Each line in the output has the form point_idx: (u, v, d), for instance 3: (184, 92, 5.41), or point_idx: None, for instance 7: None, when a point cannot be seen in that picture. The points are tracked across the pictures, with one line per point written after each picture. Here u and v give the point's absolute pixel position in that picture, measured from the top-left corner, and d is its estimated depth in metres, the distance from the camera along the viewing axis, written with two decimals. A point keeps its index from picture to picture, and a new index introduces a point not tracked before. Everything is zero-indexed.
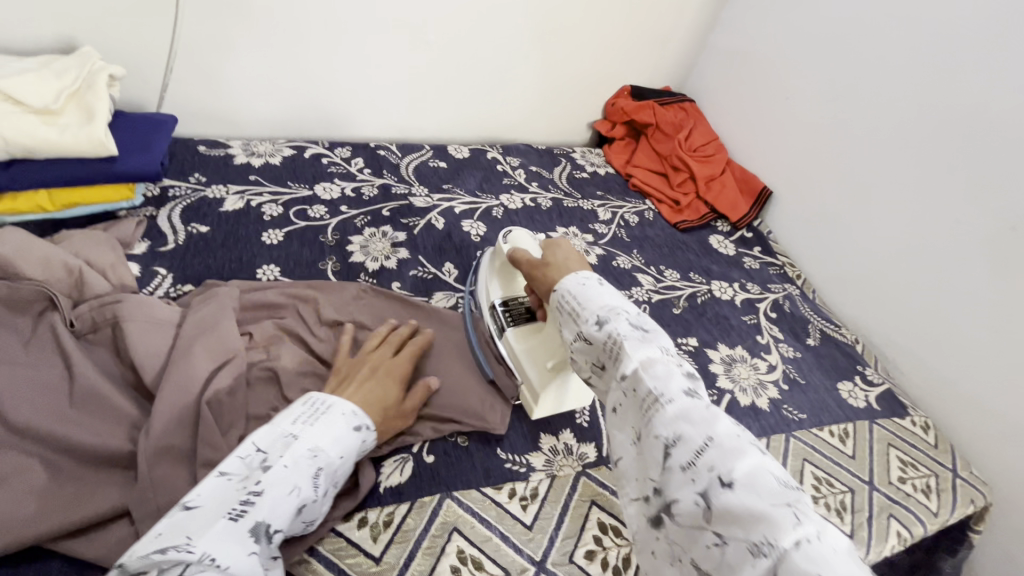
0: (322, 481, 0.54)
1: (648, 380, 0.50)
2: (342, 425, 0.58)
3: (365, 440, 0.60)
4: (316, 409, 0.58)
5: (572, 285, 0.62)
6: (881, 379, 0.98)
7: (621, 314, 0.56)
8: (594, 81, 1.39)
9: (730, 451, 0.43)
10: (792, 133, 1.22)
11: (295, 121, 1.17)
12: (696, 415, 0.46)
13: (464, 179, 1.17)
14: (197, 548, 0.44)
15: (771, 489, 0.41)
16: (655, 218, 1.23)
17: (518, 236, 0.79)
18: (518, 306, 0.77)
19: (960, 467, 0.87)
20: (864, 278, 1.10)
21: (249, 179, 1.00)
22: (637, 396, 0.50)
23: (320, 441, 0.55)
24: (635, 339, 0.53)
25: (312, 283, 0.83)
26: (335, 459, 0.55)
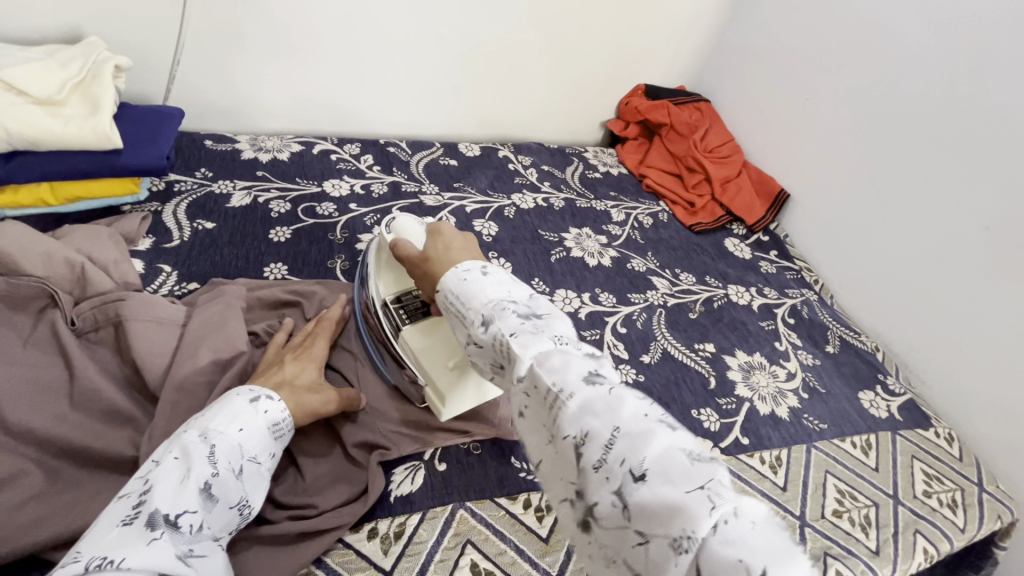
0: (224, 457, 0.48)
1: (546, 375, 0.42)
2: (233, 402, 0.53)
3: (270, 410, 0.54)
4: (211, 403, 0.54)
5: (452, 281, 0.50)
6: (903, 389, 0.95)
7: (507, 305, 0.47)
8: (607, 79, 1.36)
9: (639, 438, 0.37)
10: (810, 135, 1.19)
11: (304, 117, 1.14)
12: (600, 406, 0.40)
13: (475, 177, 1.15)
14: (82, 559, 0.39)
15: (682, 470, 0.35)
16: (669, 220, 1.20)
17: (404, 223, 0.65)
18: (412, 300, 0.66)
19: (985, 481, 0.84)
20: (883, 284, 1.07)
21: (256, 175, 0.98)
22: (543, 397, 0.42)
23: (210, 423, 0.50)
24: (527, 331, 0.45)
25: (318, 281, 0.80)
26: (234, 434, 0.51)
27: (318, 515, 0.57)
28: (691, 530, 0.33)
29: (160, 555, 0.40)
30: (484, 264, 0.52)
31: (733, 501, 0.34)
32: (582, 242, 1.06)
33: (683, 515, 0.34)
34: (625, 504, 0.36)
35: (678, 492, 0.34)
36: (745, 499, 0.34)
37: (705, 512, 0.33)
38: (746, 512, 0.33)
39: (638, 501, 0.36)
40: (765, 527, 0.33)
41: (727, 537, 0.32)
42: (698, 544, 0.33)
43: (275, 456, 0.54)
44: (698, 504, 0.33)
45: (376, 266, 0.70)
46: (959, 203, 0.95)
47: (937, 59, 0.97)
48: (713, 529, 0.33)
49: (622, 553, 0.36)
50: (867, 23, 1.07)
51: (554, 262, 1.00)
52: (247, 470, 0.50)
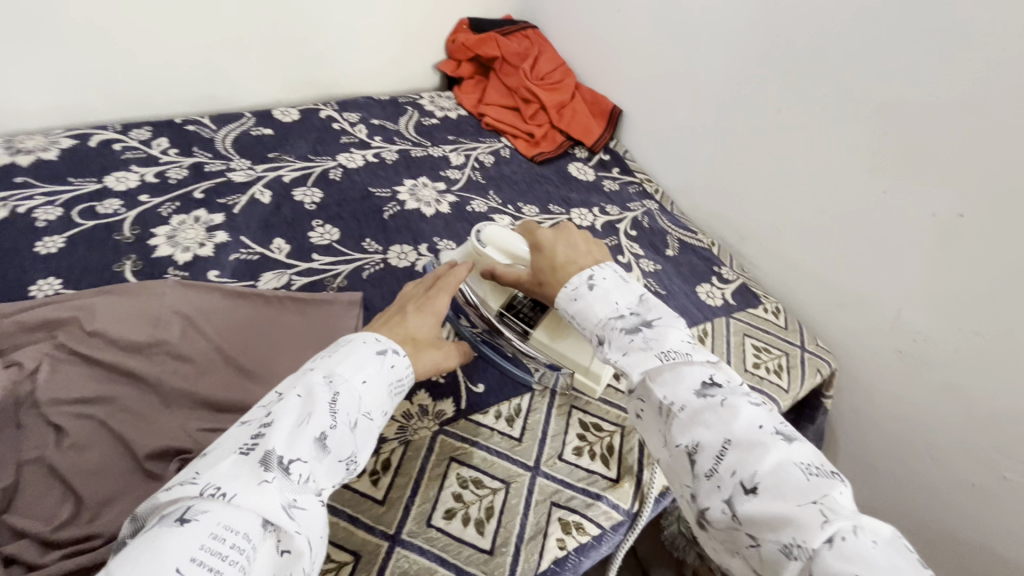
0: (344, 408, 0.47)
1: (658, 390, 0.51)
2: (362, 350, 0.52)
3: (393, 366, 0.53)
4: (337, 344, 0.54)
5: (566, 301, 0.61)
6: (736, 276, 1.01)
7: (619, 324, 0.57)
8: (427, 16, 1.28)
9: (751, 453, 0.45)
10: (632, 47, 1.19)
11: (73, 106, 0.98)
12: (711, 421, 0.48)
13: (294, 144, 1.06)
14: (202, 481, 0.40)
15: (798, 483, 0.43)
16: (511, 155, 1.18)
17: (493, 234, 0.73)
18: (523, 305, 0.73)
19: (807, 342, 0.93)
20: (714, 181, 1.11)
21: (13, 183, 0.84)
22: (655, 406, 0.52)
23: (336, 368, 0.50)
24: (637, 348, 0.54)
25: (103, 289, 0.71)
26: (356, 385, 0.49)
27: (100, 546, 0.51)
28: (802, 540, 0.40)
29: (267, 500, 0.39)
30: (589, 276, 0.61)
31: (851, 520, 0.40)
32: (417, 193, 1.02)
33: (794, 526, 0.41)
34: (734, 514, 0.44)
35: (792, 507, 0.42)
36: (865, 521, 0.40)
37: (820, 527, 0.39)
38: (866, 530, 0.40)
39: (749, 510, 0.43)
40: (887, 543, 0.39)
41: (847, 552, 0.38)
42: (809, 553, 0.39)
43: (388, 415, 0.52)
44: (813, 521, 0.40)
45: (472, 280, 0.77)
46: (757, 89, 0.98)
47: None
48: (830, 542, 0.39)
49: (738, 548, 0.44)
50: None
51: (387, 219, 0.95)
52: (360, 425, 0.48)
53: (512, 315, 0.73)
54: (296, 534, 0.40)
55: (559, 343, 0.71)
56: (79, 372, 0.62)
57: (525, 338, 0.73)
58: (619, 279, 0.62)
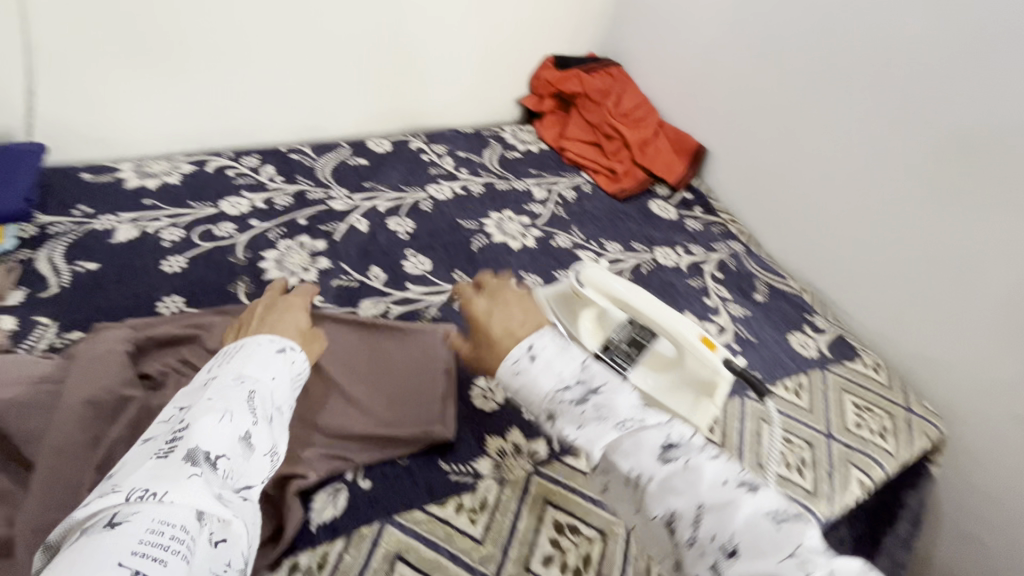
0: (259, 403, 0.50)
1: (622, 460, 0.45)
2: (260, 352, 0.56)
3: (292, 364, 0.58)
4: (229, 353, 0.56)
5: (507, 377, 0.51)
6: (830, 326, 0.97)
7: (568, 397, 0.48)
8: (514, 54, 1.32)
9: (722, 512, 0.40)
10: (722, 88, 1.19)
11: (192, 134, 1.06)
12: (679, 483, 0.42)
13: (387, 174, 1.10)
14: (123, 488, 0.38)
15: (769, 533, 0.38)
16: (592, 191, 1.19)
17: (592, 274, 0.72)
18: (619, 346, 0.74)
19: (911, 402, 0.87)
20: (806, 227, 1.09)
21: (142, 204, 0.91)
22: (620, 477, 0.45)
23: (244, 369, 0.52)
24: (593, 419, 0.47)
25: (221, 310, 0.76)
26: (266, 381, 0.53)
27: None
28: None
29: (196, 492, 0.39)
30: (529, 350, 0.51)
31: (827, 565, 0.36)
32: (503, 226, 1.03)
33: None
34: None
35: (773, 563, 0.36)
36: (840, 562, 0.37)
37: None
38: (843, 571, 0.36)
39: None
40: None
41: None
42: None
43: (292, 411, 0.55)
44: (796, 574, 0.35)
45: (563, 320, 0.76)
46: (862, 137, 0.97)
47: None
48: None
49: None
50: None
51: (475, 252, 0.97)
52: (274, 420, 0.51)
53: (608, 356, 0.73)
54: None
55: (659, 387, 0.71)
56: None
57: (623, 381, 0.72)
58: (559, 346, 0.52)
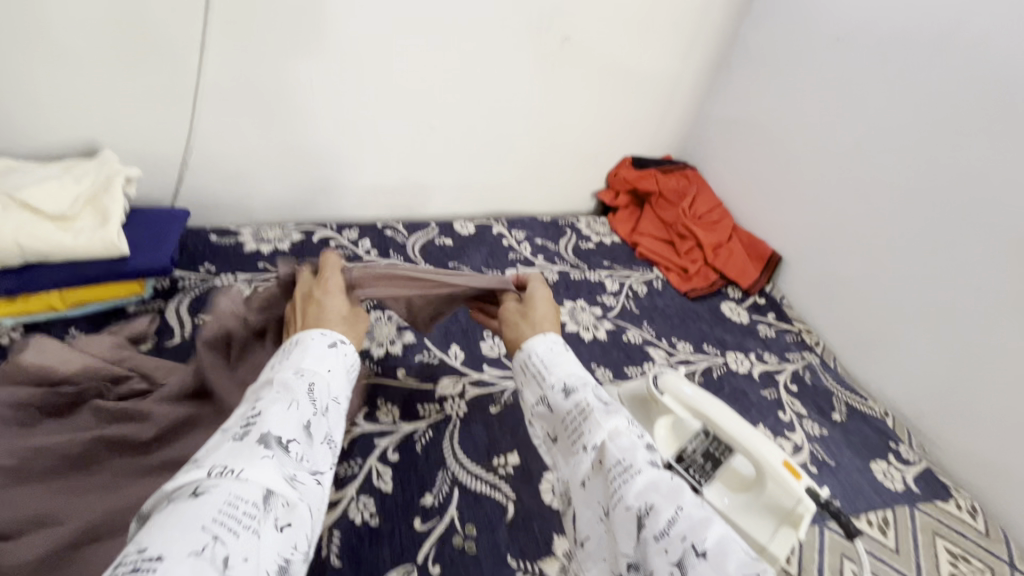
0: (318, 395, 0.48)
1: (616, 453, 0.48)
2: (315, 343, 0.53)
3: (347, 355, 0.56)
4: (287, 347, 0.53)
5: (541, 347, 0.61)
6: (917, 457, 0.92)
7: (589, 385, 0.56)
8: (595, 153, 1.41)
9: (699, 521, 0.42)
10: (801, 200, 1.22)
11: (304, 205, 1.19)
12: (665, 487, 0.45)
13: (469, 255, 1.18)
14: (206, 466, 0.37)
15: (741, 552, 0.40)
16: (663, 287, 1.22)
17: (672, 381, 0.74)
18: (693, 457, 0.72)
19: (1016, 558, 0.80)
20: (889, 346, 1.06)
21: (257, 267, 1.02)
22: (605, 469, 0.49)
23: (304, 363, 0.51)
24: (601, 410, 0.53)
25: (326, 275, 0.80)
26: (323, 375, 0.51)
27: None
28: None
29: (271, 472, 0.38)
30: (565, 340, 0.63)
31: None
32: (576, 316, 1.07)
33: None
34: None
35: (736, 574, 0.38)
36: None
37: None
38: None
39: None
40: None
41: None
42: None
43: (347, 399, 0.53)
44: None
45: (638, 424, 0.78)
46: (952, 264, 0.96)
47: (909, 126, 1.01)
48: None
49: None
50: (839, 95, 1.13)
51: None
52: (331, 411, 0.50)
53: (681, 466, 0.71)
54: (299, 503, 0.39)
55: (737, 507, 0.68)
56: None
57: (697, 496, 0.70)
58: None
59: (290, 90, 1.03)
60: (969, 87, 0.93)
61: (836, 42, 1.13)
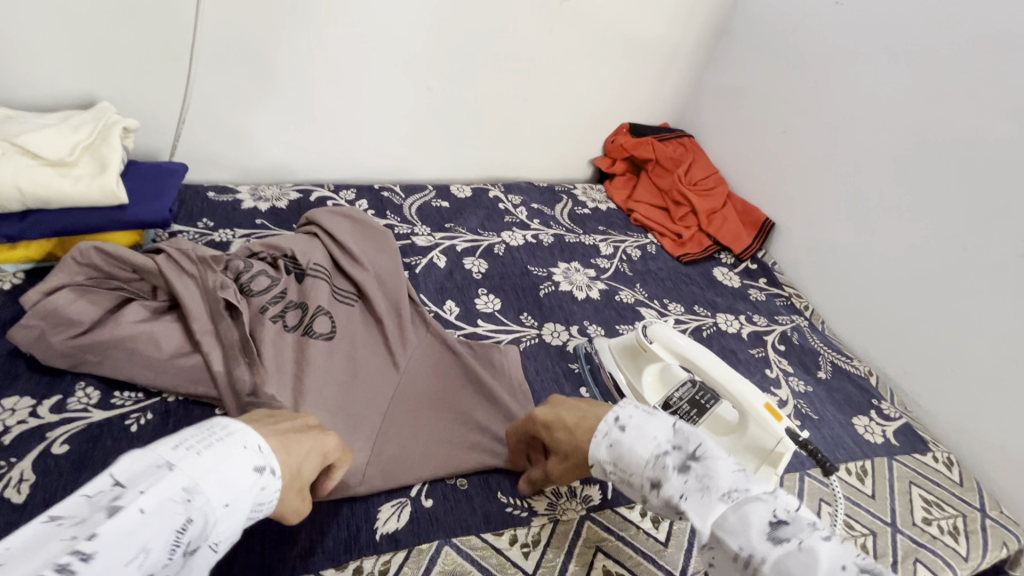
0: (188, 539, 0.39)
1: (731, 540, 0.46)
2: (239, 456, 0.45)
3: (264, 487, 0.47)
4: (210, 435, 0.45)
5: (602, 449, 0.58)
6: (899, 414, 0.95)
7: (667, 465, 0.53)
8: (593, 120, 1.41)
9: None
10: (795, 167, 1.22)
11: (302, 166, 1.20)
12: (797, 568, 0.42)
13: (466, 217, 1.19)
14: None
15: None
16: (657, 252, 1.23)
17: (660, 330, 0.75)
18: (680, 405, 0.75)
19: (988, 506, 0.83)
20: (875, 309, 1.08)
21: (255, 224, 1.03)
22: (731, 556, 0.46)
23: (203, 480, 0.42)
24: (694, 491, 0.50)
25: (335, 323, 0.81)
26: (215, 512, 0.42)
27: None
28: None
29: None
30: (617, 415, 0.59)
31: None
32: (570, 277, 1.09)
33: None
34: None
35: None
36: None
37: None
38: None
39: None
40: None
41: None
42: None
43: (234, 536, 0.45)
44: None
45: (629, 373, 0.80)
46: (938, 228, 0.97)
47: (904, 92, 1.01)
48: None
49: None
50: (836, 60, 1.12)
51: (543, 297, 1.02)
52: (197, 555, 0.41)
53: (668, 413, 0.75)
54: None
55: (721, 451, 0.71)
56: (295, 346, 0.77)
57: None
58: (646, 410, 0.59)
59: (286, 47, 1.03)
60: (964, 49, 0.93)
61: (835, 6, 1.12)
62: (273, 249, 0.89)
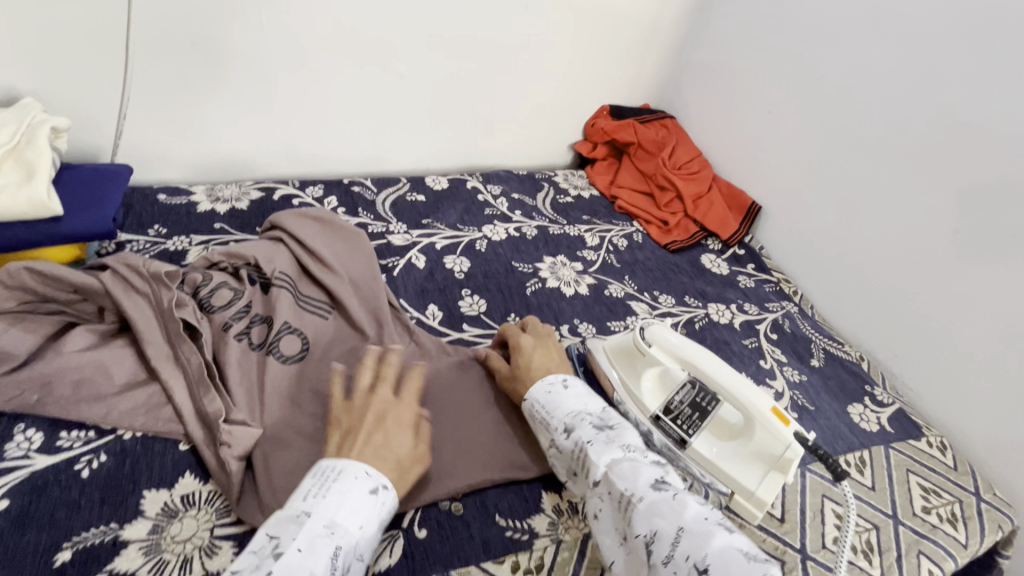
0: (341, 559, 0.48)
1: (619, 482, 0.55)
2: (356, 487, 0.52)
3: (385, 501, 0.54)
4: (326, 479, 0.53)
5: (540, 392, 0.66)
6: (891, 399, 0.94)
7: (586, 418, 0.63)
8: (572, 103, 1.35)
9: (699, 539, 0.48)
10: (780, 147, 1.19)
11: (263, 162, 1.10)
12: (665, 509, 0.51)
13: (444, 212, 1.12)
14: None
15: (736, 563, 0.46)
16: (644, 240, 1.19)
17: (659, 333, 0.72)
18: (681, 409, 0.72)
19: (982, 489, 0.83)
20: (862, 292, 1.07)
21: (214, 228, 0.94)
22: (615, 498, 0.55)
23: (336, 515, 0.50)
24: (600, 442, 0.60)
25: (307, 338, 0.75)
26: (355, 533, 0.50)
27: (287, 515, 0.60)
28: None
29: None
30: (563, 378, 0.68)
31: None
32: (557, 271, 1.04)
33: None
34: None
35: None
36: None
37: None
38: None
39: None
40: None
41: None
42: None
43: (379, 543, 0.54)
44: None
45: (625, 375, 0.76)
46: (927, 208, 0.96)
47: (892, 69, 0.98)
48: None
49: None
50: (821, 35, 1.08)
51: (530, 295, 0.97)
52: (355, 568, 0.50)
53: (668, 418, 0.71)
54: None
55: (726, 457, 0.68)
56: (261, 368, 0.70)
57: (683, 446, 0.70)
58: (589, 390, 0.68)
59: (234, 30, 0.93)
60: (953, 22, 0.90)
61: None
62: (234, 257, 0.81)
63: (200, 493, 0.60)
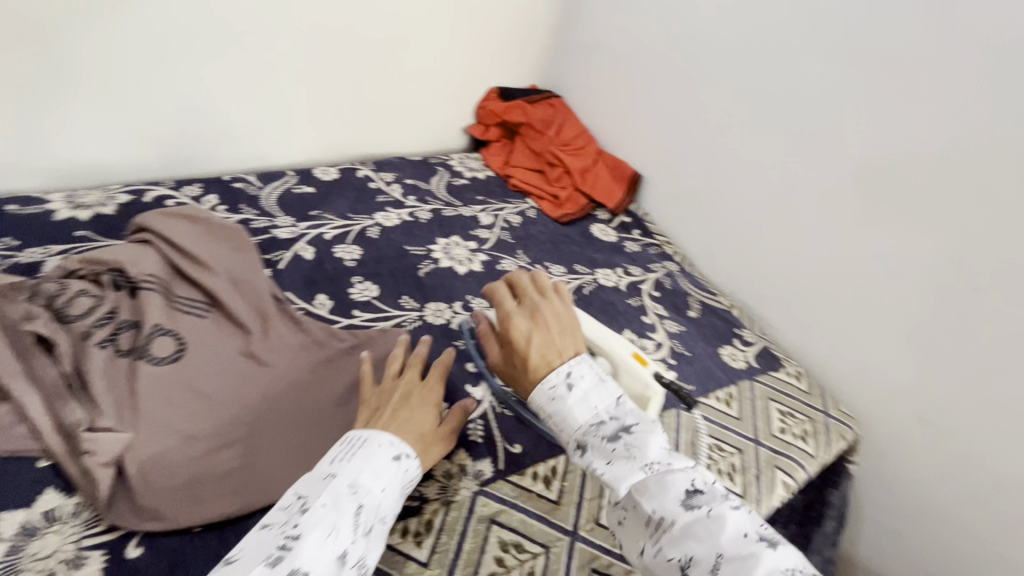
0: (364, 516, 0.50)
1: (647, 501, 0.50)
2: (378, 453, 0.55)
3: (407, 469, 0.57)
4: (352, 446, 0.56)
5: (543, 398, 0.57)
6: (757, 339, 1.05)
7: (600, 425, 0.54)
8: (461, 86, 1.37)
9: (743, 562, 0.45)
10: (655, 119, 1.27)
11: (129, 163, 1.04)
12: (701, 531, 0.47)
13: (334, 202, 1.11)
14: None
15: None
16: (537, 215, 1.24)
17: None
18: None
19: (830, 407, 0.96)
20: (732, 246, 1.18)
21: (74, 236, 0.88)
22: (643, 516, 0.51)
23: (359, 475, 0.52)
24: (620, 456, 0.52)
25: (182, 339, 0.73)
26: (376, 494, 0.53)
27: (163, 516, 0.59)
28: None
29: None
30: (566, 369, 0.58)
31: None
32: (450, 251, 1.06)
33: None
34: None
35: None
36: None
37: None
38: None
39: None
40: None
41: None
42: None
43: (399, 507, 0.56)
44: None
45: None
46: (777, 165, 1.07)
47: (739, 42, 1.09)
48: None
49: None
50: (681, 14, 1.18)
51: (423, 277, 0.99)
52: (375, 530, 0.52)
53: None
54: None
55: None
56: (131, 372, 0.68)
57: None
58: (596, 377, 0.58)
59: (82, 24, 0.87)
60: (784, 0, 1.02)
61: None
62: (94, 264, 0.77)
63: (63, 507, 0.58)
